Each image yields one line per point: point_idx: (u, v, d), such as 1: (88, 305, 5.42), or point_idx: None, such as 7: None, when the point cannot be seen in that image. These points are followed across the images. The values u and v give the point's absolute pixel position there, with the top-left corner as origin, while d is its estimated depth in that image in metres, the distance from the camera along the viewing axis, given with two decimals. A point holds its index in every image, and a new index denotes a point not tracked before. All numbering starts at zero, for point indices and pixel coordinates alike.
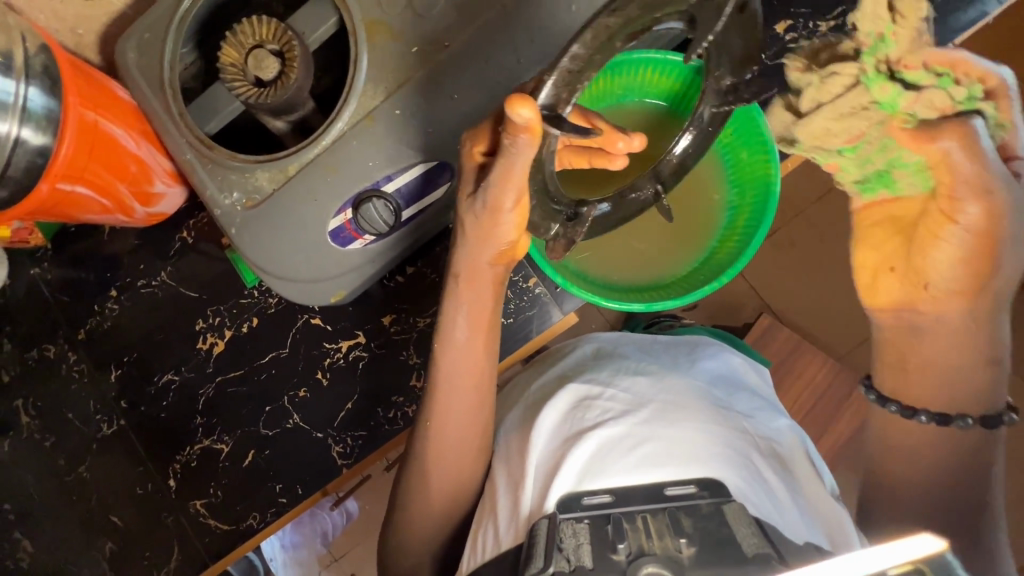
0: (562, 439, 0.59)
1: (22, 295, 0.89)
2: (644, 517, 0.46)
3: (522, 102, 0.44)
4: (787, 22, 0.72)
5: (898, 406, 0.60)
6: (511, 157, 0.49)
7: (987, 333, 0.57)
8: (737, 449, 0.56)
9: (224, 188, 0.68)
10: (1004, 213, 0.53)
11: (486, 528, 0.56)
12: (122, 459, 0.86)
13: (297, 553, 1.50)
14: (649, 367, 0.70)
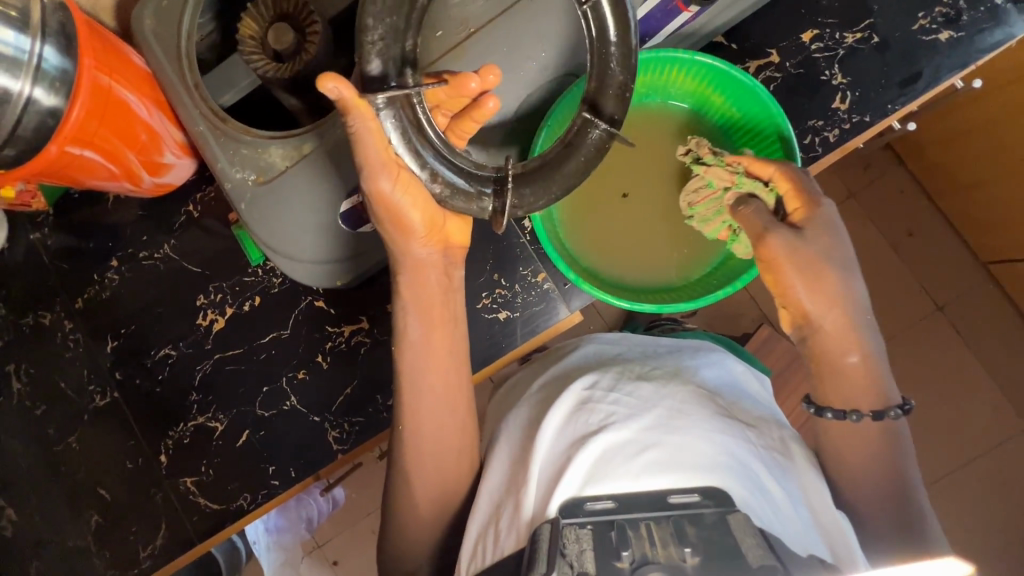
0: (565, 439, 0.58)
1: (21, 260, 0.87)
2: (648, 526, 0.47)
3: (326, 78, 0.52)
4: (814, 31, 0.71)
5: (815, 407, 0.63)
6: (357, 140, 0.56)
7: (866, 338, 0.62)
8: (743, 459, 0.55)
9: (234, 163, 0.67)
10: (800, 243, 0.61)
11: (490, 527, 0.56)
12: (113, 431, 0.85)
13: (280, 537, 1.42)
14: (653, 370, 0.69)
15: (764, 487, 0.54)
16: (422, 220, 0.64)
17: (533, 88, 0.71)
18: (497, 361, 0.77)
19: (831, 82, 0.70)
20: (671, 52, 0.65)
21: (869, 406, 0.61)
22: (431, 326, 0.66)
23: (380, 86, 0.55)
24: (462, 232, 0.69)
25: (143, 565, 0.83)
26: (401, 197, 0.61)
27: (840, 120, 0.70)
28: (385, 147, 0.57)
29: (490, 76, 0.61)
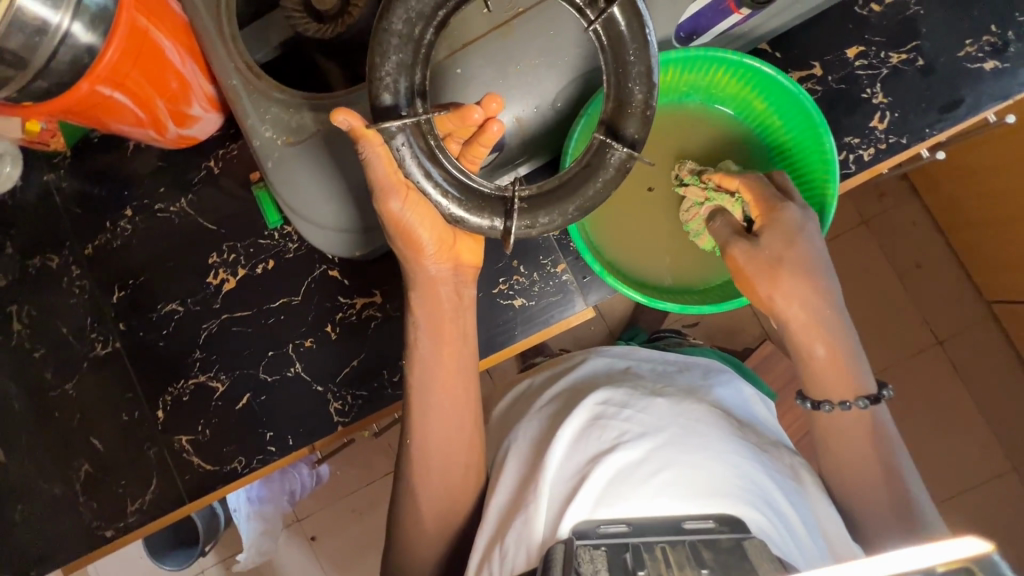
0: (577, 457, 0.64)
1: (32, 200, 0.86)
2: (663, 548, 0.55)
3: (338, 112, 0.55)
4: (859, 47, 0.70)
5: (807, 400, 0.67)
6: (370, 165, 0.58)
7: (845, 333, 0.66)
8: (761, 485, 0.61)
9: (262, 119, 0.66)
10: (796, 245, 0.64)
11: (515, 528, 0.61)
12: (111, 381, 0.84)
13: (261, 507, 1.45)
14: (668, 390, 0.74)
15: (780, 513, 0.59)
16: (431, 242, 0.65)
17: (576, 76, 0.64)
18: (508, 348, 0.76)
19: (871, 100, 0.70)
20: (721, 52, 0.64)
21: (843, 396, 0.66)
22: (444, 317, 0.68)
23: (391, 116, 0.55)
24: (473, 252, 0.69)
25: (130, 519, 0.82)
26: (412, 216, 0.62)
27: (876, 139, 0.70)
28: (392, 168, 0.59)
29: (492, 102, 0.59)
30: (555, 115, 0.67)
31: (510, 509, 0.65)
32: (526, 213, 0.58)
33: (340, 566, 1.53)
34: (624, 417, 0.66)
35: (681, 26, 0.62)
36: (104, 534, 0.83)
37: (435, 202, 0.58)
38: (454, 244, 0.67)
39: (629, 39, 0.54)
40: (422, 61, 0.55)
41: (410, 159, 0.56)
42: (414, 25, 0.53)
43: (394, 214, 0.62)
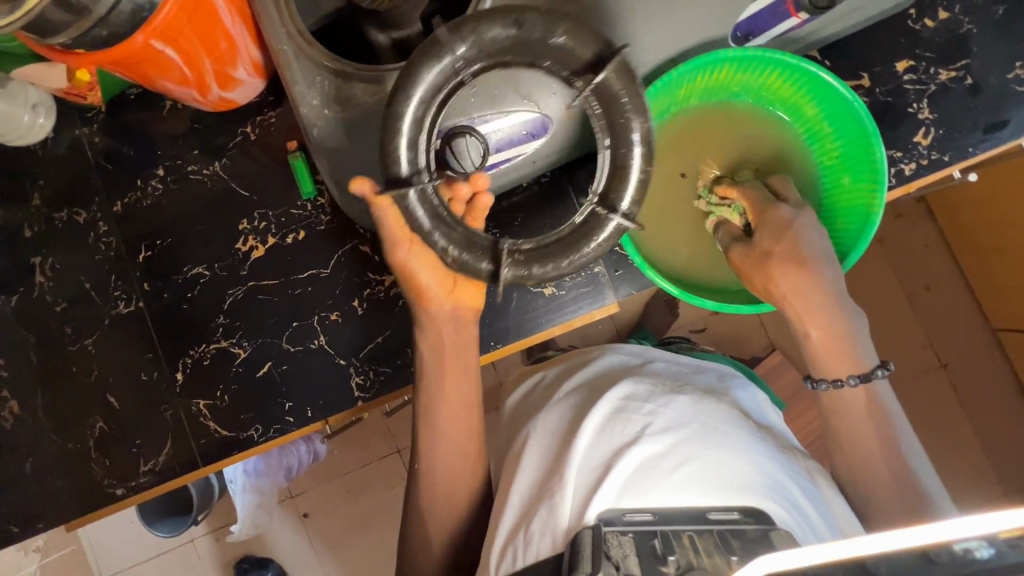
0: (602, 446, 0.65)
1: (63, 152, 0.85)
2: (690, 536, 0.57)
3: (357, 181, 0.59)
4: (909, 61, 0.70)
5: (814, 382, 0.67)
6: (381, 220, 0.61)
7: (848, 309, 0.66)
8: (784, 484, 0.63)
9: (311, 87, 0.65)
10: (796, 238, 0.65)
11: (538, 513, 0.62)
12: (131, 341, 0.83)
13: (258, 481, 1.44)
14: (687, 387, 0.76)
15: (801, 510, 0.62)
16: (433, 287, 0.67)
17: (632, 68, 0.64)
18: (535, 335, 0.76)
19: (917, 115, 0.70)
20: (779, 54, 0.64)
21: (838, 374, 0.66)
22: (442, 357, 0.70)
23: (403, 184, 0.56)
24: (474, 296, 0.69)
25: (141, 480, 0.82)
26: (417, 266, 0.65)
27: (918, 155, 0.70)
28: (400, 225, 0.61)
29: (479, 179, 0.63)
30: None
31: (535, 494, 0.65)
32: (521, 264, 0.57)
33: (330, 544, 1.53)
34: (645, 411, 0.67)
35: (739, 25, 0.63)
36: (115, 493, 0.83)
37: (435, 250, 0.58)
38: (454, 287, 0.67)
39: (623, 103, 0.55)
40: (427, 140, 0.56)
41: (419, 214, 0.57)
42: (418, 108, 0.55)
43: (401, 263, 0.65)
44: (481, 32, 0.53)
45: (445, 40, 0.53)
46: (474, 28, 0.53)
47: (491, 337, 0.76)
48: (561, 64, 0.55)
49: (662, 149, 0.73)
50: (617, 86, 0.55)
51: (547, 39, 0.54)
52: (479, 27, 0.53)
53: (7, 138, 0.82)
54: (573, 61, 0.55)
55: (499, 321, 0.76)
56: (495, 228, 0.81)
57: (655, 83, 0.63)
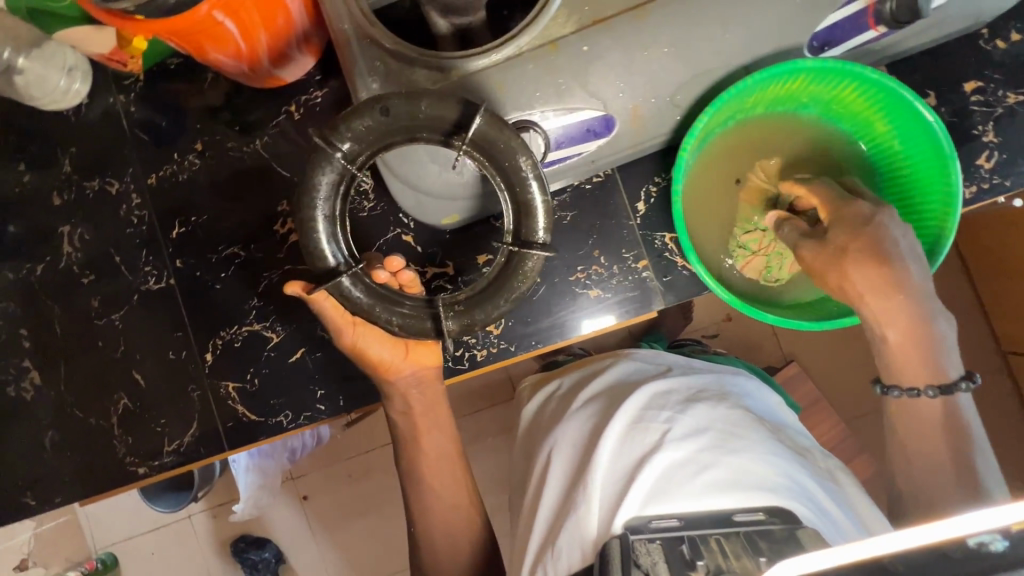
0: (624, 457, 0.66)
1: (96, 119, 0.83)
2: (717, 540, 0.59)
3: (288, 285, 0.64)
4: (978, 83, 0.69)
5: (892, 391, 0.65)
6: (323, 312, 0.66)
7: (934, 322, 0.62)
8: (805, 486, 0.64)
9: (370, 70, 0.62)
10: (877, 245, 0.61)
11: (567, 519, 0.64)
12: (161, 318, 0.81)
13: (262, 461, 1.39)
14: (705, 389, 0.75)
15: (828, 514, 0.63)
16: (390, 358, 0.71)
17: (704, 71, 0.62)
18: (577, 336, 0.76)
19: (981, 138, 0.69)
20: (862, 69, 0.62)
21: (914, 383, 0.63)
22: (414, 421, 0.75)
23: (333, 274, 0.58)
24: (431, 356, 0.72)
25: (165, 459, 0.81)
26: (363, 342, 0.69)
27: (980, 178, 0.69)
28: (340, 312, 0.66)
29: (388, 260, 0.66)
30: (672, 110, 0.65)
31: (560, 510, 0.67)
32: (464, 314, 0.60)
33: (329, 529, 1.47)
34: (665, 419, 0.68)
35: (817, 35, 0.61)
36: (136, 472, 0.81)
37: (382, 324, 0.59)
38: (409, 351, 0.71)
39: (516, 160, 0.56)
40: (344, 230, 0.59)
41: (359, 297, 0.59)
42: (330, 202, 0.58)
43: (352, 345, 0.69)
44: (354, 127, 0.55)
45: (324, 143, 0.56)
46: (347, 123, 0.56)
47: (532, 337, 0.75)
48: (437, 130, 0.56)
49: (720, 155, 0.72)
50: (493, 134, 0.56)
51: (415, 114, 0.55)
52: (352, 121, 0.55)
53: (41, 101, 0.80)
54: (443, 123, 0.56)
55: (541, 318, 0.75)
56: None
57: (727, 89, 0.62)
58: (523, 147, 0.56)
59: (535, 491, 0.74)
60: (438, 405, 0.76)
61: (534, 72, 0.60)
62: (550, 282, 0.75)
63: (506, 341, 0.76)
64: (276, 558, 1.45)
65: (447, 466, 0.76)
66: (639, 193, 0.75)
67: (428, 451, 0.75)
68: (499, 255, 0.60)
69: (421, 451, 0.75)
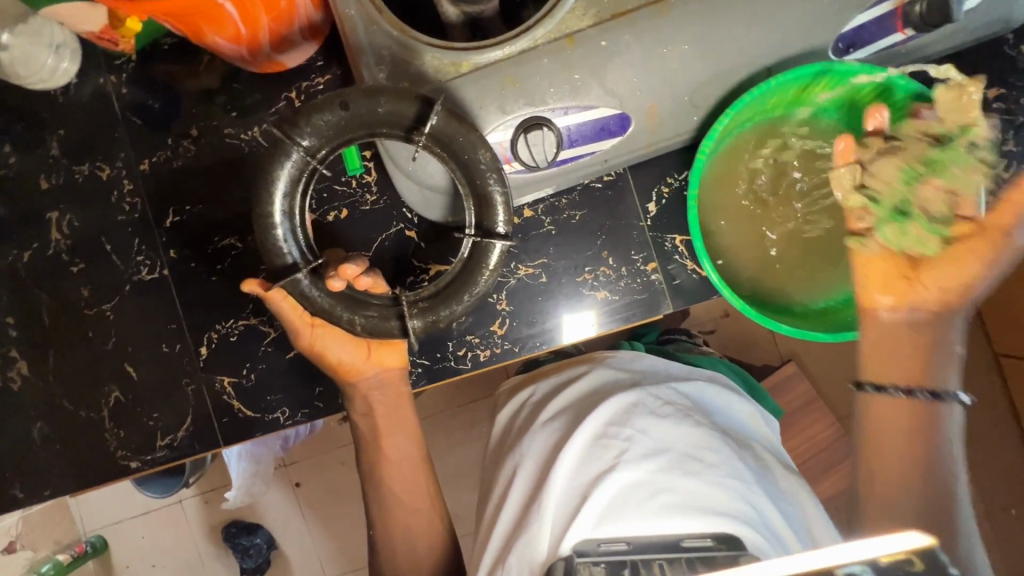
0: (584, 475, 0.65)
1: (86, 100, 0.79)
2: (660, 565, 0.59)
3: (248, 283, 0.66)
4: (1000, 89, 0.67)
5: (872, 386, 0.62)
6: (279, 309, 0.67)
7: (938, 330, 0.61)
8: (760, 510, 0.64)
9: (377, 58, 0.59)
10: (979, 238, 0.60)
11: (522, 536, 0.65)
12: (154, 310, 0.79)
13: (255, 449, 1.38)
14: (676, 399, 0.72)
15: (779, 537, 0.63)
16: (351, 360, 0.72)
17: (725, 70, 0.60)
18: (584, 338, 0.74)
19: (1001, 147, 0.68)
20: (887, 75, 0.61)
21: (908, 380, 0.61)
22: (376, 424, 0.74)
23: (290, 274, 0.58)
24: (395, 358, 0.73)
25: (157, 454, 0.79)
26: (326, 340, 0.70)
27: None
28: (299, 312, 0.67)
29: (343, 270, 0.60)
30: (690, 115, 0.63)
31: (515, 527, 0.67)
32: (428, 311, 0.61)
33: (321, 517, 1.46)
34: (628, 437, 0.66)
35: (843, 36, 0.59)
36: (128, 466, 0.80)
37: (343, 325, 0.60)
38: (372, 353, 0.72)
39: (482, 160, 0.57)
40: (303, 228, 0.59)
41: (317, 297, 0.59)
42: (286, 199, 0.57)
43: (312, 346, 0.70)
44: (315, 121, 0.55)
45: (285, 137, 0.56)
46: (307, 118, 0.55)
47: (536, 338, 0.74)
48: (398, 126, 0.56)
49: (736, 154, 0.70)
50: (451, 130, 0.56)
51: (374, 109, 0.56)
52: (312, 116, 0.55)
53: (27, 80, 0.76)
54: (401, 120, 0.56)
55: (547, 319, 0.74)
56: (548, 222, 0.73)
57: (748, 92, 0.60)
58: (482, 141, 0.57)
59: (497, 499, 0.73)
60: (402, 406, 0.76)
61: (550, 66, 0.58)
62: (556, 281, 0.73)
63: (509, 342, 0.74)
64: (269, 545, 1.45)
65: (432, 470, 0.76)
66: (651, 194, 0.73)
67: (409, 459, 0.76)
68: (460, 253, 0.61)
69: (397, 460, 0.76)
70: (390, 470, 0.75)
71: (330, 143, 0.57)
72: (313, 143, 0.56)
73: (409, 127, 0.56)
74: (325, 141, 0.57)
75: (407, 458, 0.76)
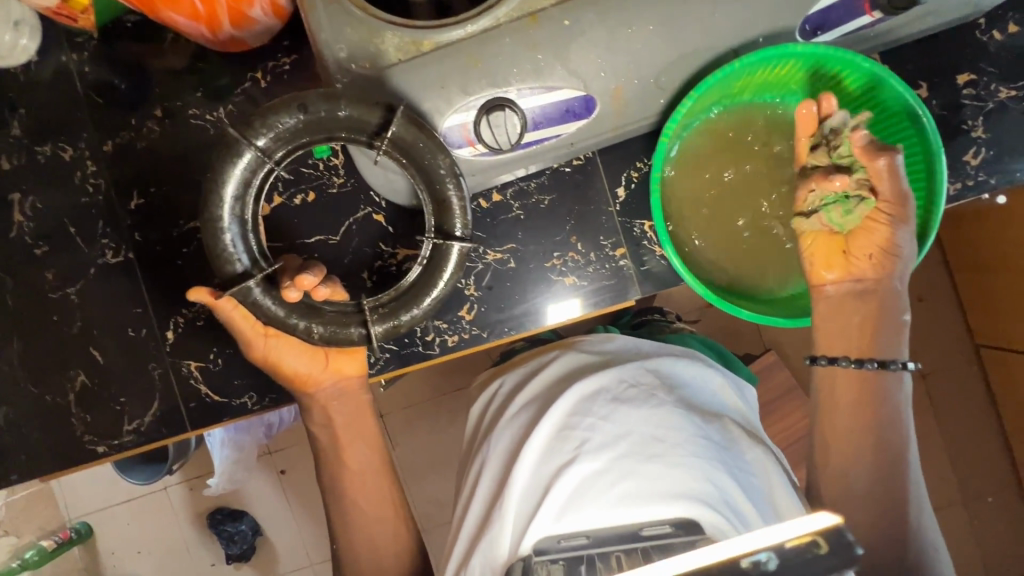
0: (546, 467, 0.65)
1: (48, 79, 0.77)
2: (618, 557, 0.58)
3: (195, 292, 0.66)
4: (971, 75, 0.67)
5: (824, 359, 0.67)
6: (229, 320, 0.68)
7: (879, 303, 0.67)
8: (722, 485, 0.61)
9: (337, 36, 0.57)
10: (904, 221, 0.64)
11: (490, 531, 0.65)
12: (120, 294, 0.78)
13: (237, 436, 1.38)
14: (642, 380, 0.71)
15: (742, 512, 0.60)
16: (308, 370, 0.72)
17: (690, 53, 0.59)
18: (552, 323, 0.73)
19: (970, 133, 0.67)
20: (852, 57, 0.61)
21: (856, 354, 0.67)
22: (334, 435, 0.74)
23: (239, 280, 0.59)
24: (354, 366, 0.74)
25: (124, 439, 0.79)
26: (279, 349, 0.70)
27: (966, 175, 0.68)
28: (249, 321, 0.69)
29: (300, 281, 0.59)
30: (655, 96, 0.63)
31: (479, 526, 0.67)
32: (388, 316, 0.62)
33: (305, 504, 1.46)
34: (589, 426, 0.65)
35: (810, 18, 0.59)
36: (96, 450, 0.79)
37: (300, 333, 0.61)
38: (330, 362, 0.73)
39: (438, 153, 0.58)
40: (256, 227, 0.60)
41: (271, 306, 0.60)
42: (236, 204, 0.58)
43: (268, 358, 0.71)
44: (271, 123, 0.57)
45: (238, 138, 0.57)
46: (262, 120, 0.57)
47: (505, 323, 0.73)
48: (360, 132, 0.57)
49: (706, 140, 0.70)
50: (410, 137, 0.57)
51: (335, 114, 0.57)
52: (267, 120, 0.57)
53: None
54: (366, 126, 0.57)
55: (516, 305, 0.73)
56: (517, 207, 0.72)
57: (712, 73, 0.60)
58: (440, 150, 0.58)
59: (465, 499, 0.73)
60: (363, 419, 0.76)
61: (513, 47, 0.56)
62: (525, 266, 0.73)
63: (478, 327, 0.74)
64: (254, 531, 1.45)
65: (382, 478, 0.75)
66: (620, 178, 0.72)
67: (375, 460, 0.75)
68: (421, 258, 0.63)
69: (368, 454, 0.75)
70: (361, 464, 0.74)
71: (294, 142, 0.58)
72: (271, 144, 0.58)
73: (370, 134, 0.57)
74: (288, 140, 0.58)
75: (371, 469, 0.75)
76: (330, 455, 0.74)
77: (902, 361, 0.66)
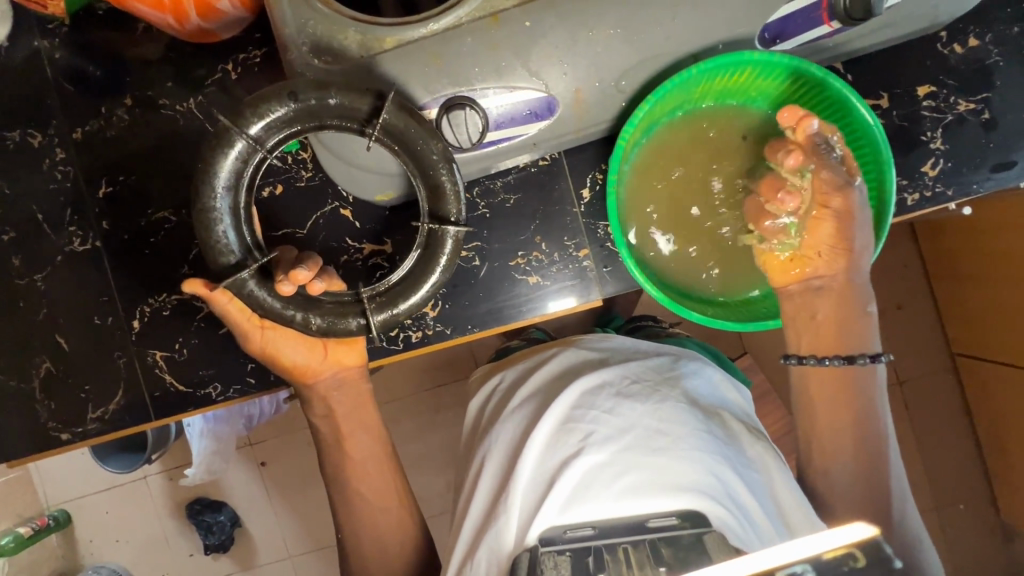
0: (548, 460, 0.65)
1: (19, 65, 0.77)
2: (625, 549, 0.57)
3: (192, 284, 0.65)
4: (931, 87, 0.68)
5: (796, 358, 0.70)
6: (224, 313, 0.67)
7: (851, 306, 0.69)
8: (723, 478, 0.62)
9: (301, 33, 0.57)
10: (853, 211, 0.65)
11: (494, 524, 0.64)
12: (87, 282, 0.78)
13: (216, 428, 1.36)
14: (644, 377, 0.71)
15: (741, 503, 0.61)
16: (306, 361, 0.72)
17: (649, 56, 0.60)
18: (540, 317, 0.74)
19: (929, 144, 0.68)
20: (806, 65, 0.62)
21: (823, 352, 0.69)
22: (337, 425, 0.75)
23: (233, 271, 0.59)
24: (353, 356, 0.74)
25: (89, 426, 0.79)
26: (278, 340, 0.70)
27: (924, 185, 0.69)
28: (246, 314, 0.68)
29: (294, 274, 0.59)
30: (616, 95, 0.63)
31: (482, 521, 0.66)
32: (385, 304, 0.62)
33: (285, 497, 1.46)
34: (594, 420, 0.66)
35: (769, 26, 0.60)
36: (58, 437, 0.79)
37: (298, 325, 0.61)
38: (329, 352, 0.73)
39: (434, 138, 0.58)
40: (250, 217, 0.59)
41: (265, 298, 0.60)
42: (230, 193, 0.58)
43: (265, 350, 0.71)
44: (262, 110, 0.55)
45: (230, 126, 0.56)
46: (254, 109, 0.55)
47: (469, 320, 0.74)
48: (352, 121, 0.57)
49: (669, 145, 0.71)
50: (402, 124, 0.56)
51: (325, 102, 0.55)
52: (258, 107, 0.55)
53: None
54: (357, 113, 0.56)
55: (480, 302, 0.74)
56: (482, 205, 0.73)
57: (671, 79, 0.61)
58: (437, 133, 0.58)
59: (468, 489, 0.72)
60: (364, 407, 0.76)
61: (474, 47, 0.56)
62: (491, 265, 0.73)
63: (441, 324, 0.74)
64: (233, 522, 1.45)
65: (376, 469, 0.75)
66: (585, 179, 0.73)
67: (356, 454, 0.75)
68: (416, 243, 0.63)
69: (353, 447, 0.75)
70: (342, 456, 0.75)
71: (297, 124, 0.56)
72: (263, 132, 0.56)
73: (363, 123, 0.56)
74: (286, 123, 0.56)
75: (373, 455, 0.75)
76: (332, 444, 0.75)
77: (870, 355, 0.67)
